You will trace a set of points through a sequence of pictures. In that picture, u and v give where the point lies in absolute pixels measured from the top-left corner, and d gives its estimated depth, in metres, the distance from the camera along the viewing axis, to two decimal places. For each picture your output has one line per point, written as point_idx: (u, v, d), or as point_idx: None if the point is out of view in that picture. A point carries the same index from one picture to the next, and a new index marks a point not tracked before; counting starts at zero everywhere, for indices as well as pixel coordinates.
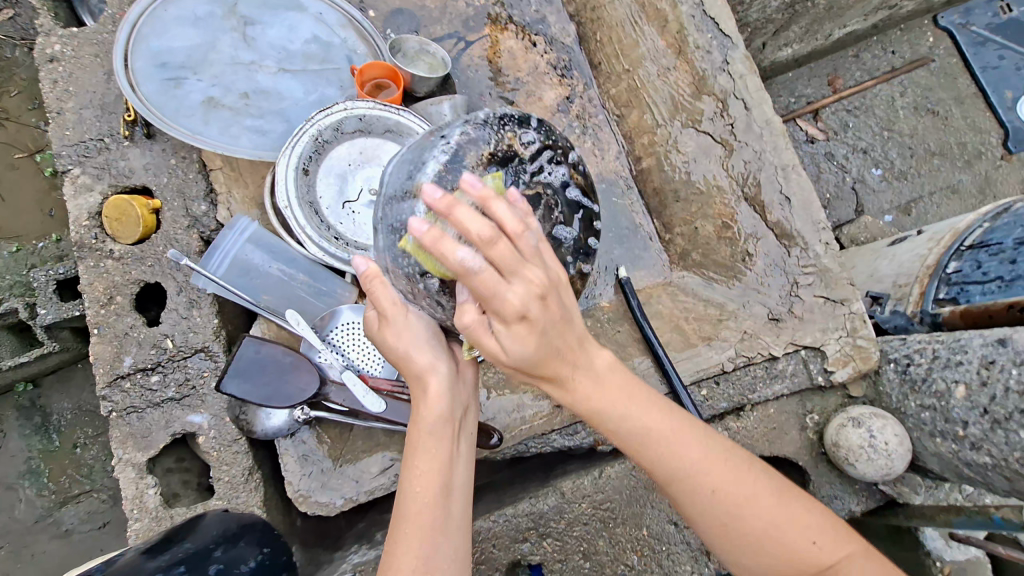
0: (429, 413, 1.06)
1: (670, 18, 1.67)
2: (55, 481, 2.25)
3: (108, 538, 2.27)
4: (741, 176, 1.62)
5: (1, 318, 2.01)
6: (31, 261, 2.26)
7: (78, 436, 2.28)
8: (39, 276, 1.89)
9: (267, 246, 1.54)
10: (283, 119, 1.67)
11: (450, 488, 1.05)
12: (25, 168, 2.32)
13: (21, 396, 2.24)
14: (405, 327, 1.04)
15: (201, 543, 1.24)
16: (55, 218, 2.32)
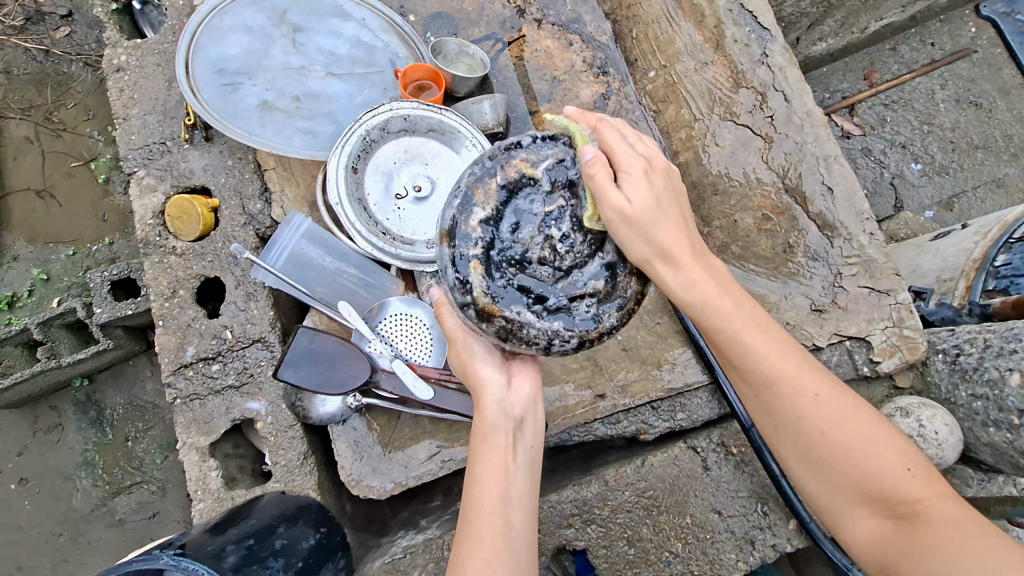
0: (486, 427, 1.13)
1: (707, 14, 1.71)
2: (109, 473, 2.37)
3: (158, 527, 2.37)
4: (781, 167, 1.65)
5: (62, 315, 2.14)
6: (85, 263, 2.41)
7: (129, 430, 2.39)
8: (95, 276, 2.01)
9: (321, 241, 1.62)
10: (332, 121, 1.74)
11: (509, 495, 1.08)
12: (81, 175, 2.47)
13: (78, 391, 2.38)
14: (467, 351, 1.15)
15: (264, 520, 1.31)
16: (108, 223, 2.45)
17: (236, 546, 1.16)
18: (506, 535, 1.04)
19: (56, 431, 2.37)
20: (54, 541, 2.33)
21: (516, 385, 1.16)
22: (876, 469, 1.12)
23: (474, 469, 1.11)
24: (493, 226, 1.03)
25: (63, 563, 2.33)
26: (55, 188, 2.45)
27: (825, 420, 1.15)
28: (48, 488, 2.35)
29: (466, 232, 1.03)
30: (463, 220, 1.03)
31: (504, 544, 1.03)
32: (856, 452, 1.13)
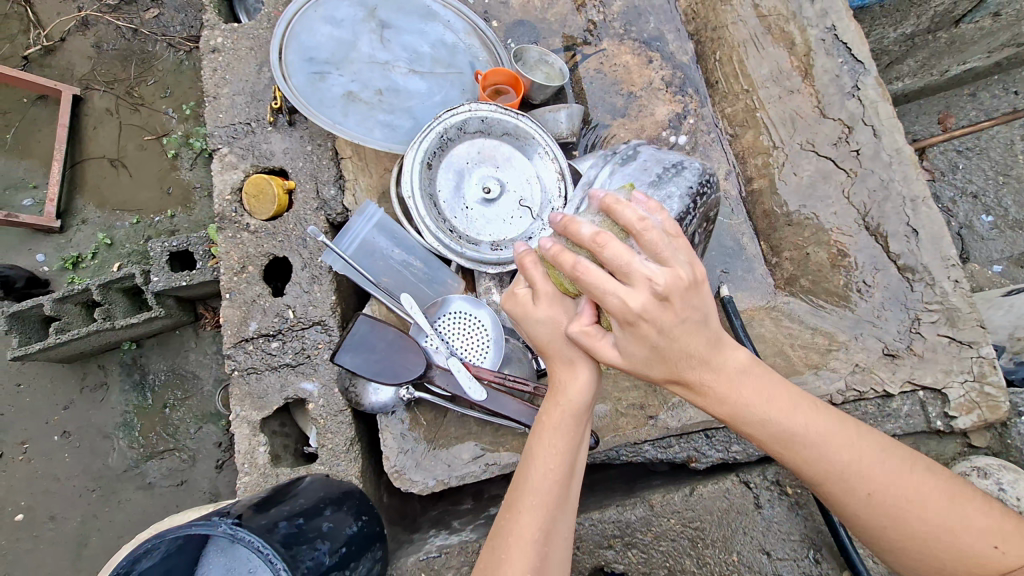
0: (569, 397, 1.09)
1: (798, 40, 1.70)
2: (145, 436, 2.44)
3: (185, 495, 2.41)
4: (862, 205, 1.60)
5: (120, 281, 2.22)
6: (146, 233, 2.51)
7: (168, 397, 2.46)
8: (157, 247, 2.09)
9: (390, 233, 1.64)
10: (411, 116, 1.77)
11: (572, 475, 1.08)
12: (152, 149, 2.57)
13: (125, 354, 2.48)
14: (562, 315, 1.07)
15: (311, 500, 1.32)
16: (172, 196, 2.54)
17: (288, 523, 1.17)
18: (548, 523, 1.04)
19: (101, 390, 2.47)
20: (88, 495, 2.41)
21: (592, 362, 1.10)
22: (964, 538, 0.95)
23: (538, 451, 1.08)
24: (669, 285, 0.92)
25: (93, 519, 2.40)
26: (127, 159, 2.57)
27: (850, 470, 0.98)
28: (89, 444, 2.44)
29: (650, 288, 0.90)
30: (669, 279, 0.91)
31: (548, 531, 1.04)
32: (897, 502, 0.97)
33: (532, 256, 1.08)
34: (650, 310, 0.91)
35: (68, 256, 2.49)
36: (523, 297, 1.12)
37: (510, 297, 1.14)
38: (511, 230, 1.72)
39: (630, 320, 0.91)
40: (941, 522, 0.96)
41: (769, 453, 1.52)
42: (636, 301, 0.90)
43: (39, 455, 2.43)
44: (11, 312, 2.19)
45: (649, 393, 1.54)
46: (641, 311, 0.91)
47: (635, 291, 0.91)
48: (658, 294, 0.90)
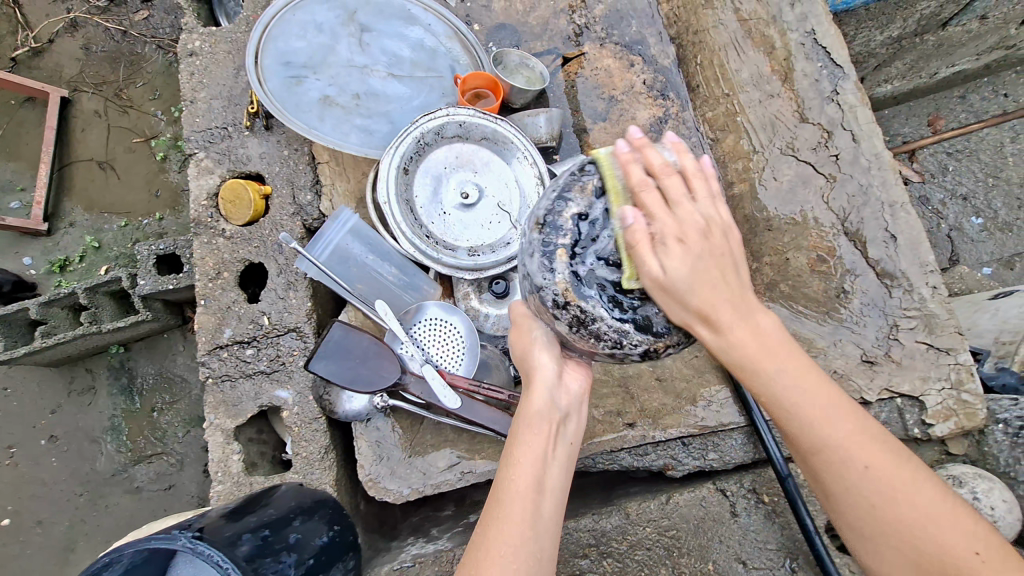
0: (527, 407, 1.05)
1: (778, 44, 1.70)
2: (132, 440, 2.41)
3: (173, 499, 2.40)
4: (841, 210, 1.59)
5: (108, 284, 2.20)
6: (134, 236, 2.49)
7: (155, 401, 2.44)
8: (143, 249, 2.07)
9: (366, 239, 1.62)
10: (389, 121, 1.75)
11: (542, 485, 0.99)
12: (141, 151, 2.56)
13: (113, 357, 2.46)
14: (526, 334, 1.08)
15: (281, 511, 1.30)
16: (160, 199, 2.53)
17: (253, 535, 1.15)
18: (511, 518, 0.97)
19: (87, 394, 2.45)
20: (74, 500, 2.39)
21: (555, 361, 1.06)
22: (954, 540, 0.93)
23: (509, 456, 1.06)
24: (586, 219, 0.96)
25: (79, 523, 2.38)
26: (116, 162, 2.55)
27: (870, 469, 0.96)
28: (74, 448, 2.42)
29: (558, 221, 0.97)
30: (557, 208, 0.99)
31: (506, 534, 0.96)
32: (862, 467, 0.95)
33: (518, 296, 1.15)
34: (549, 240, 0.98)
35: (54, 258, 2.47)
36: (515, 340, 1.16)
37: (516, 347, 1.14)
38: (490, 236, 1.70)
39: (537, 252, 1.00)
40: (929, 510, 0.94)
41: (746, 461, 1.52)
42: (533, 238, 1.01)
43: (24, 460, 2.41)
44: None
45: (626, 400, 1.53)
46: (540, 241, 0.99)
47: (553, 231, 0.98)
48: (550, 224, 0.98)
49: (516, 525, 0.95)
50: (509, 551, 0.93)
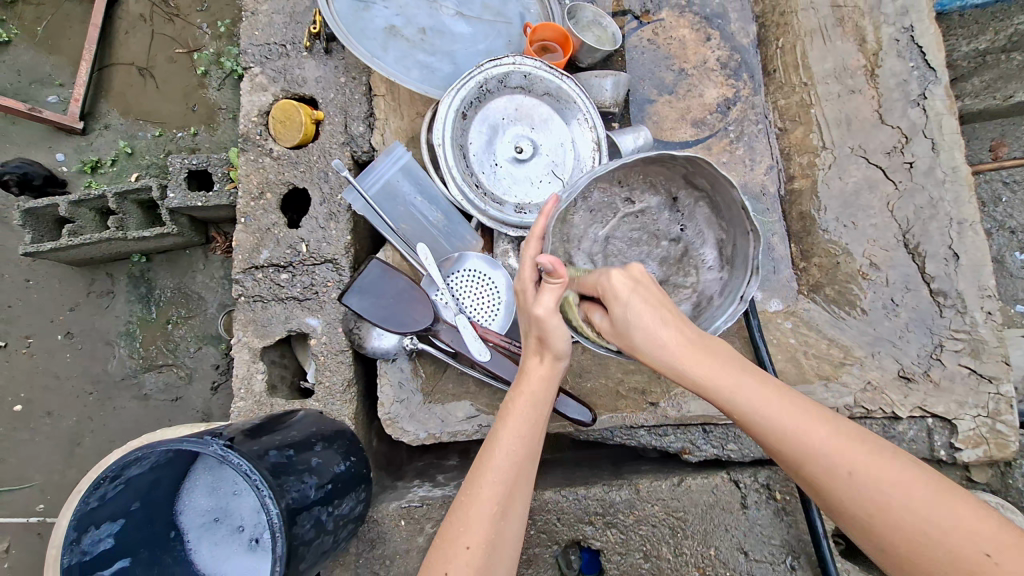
0: (533, 385, 1.12)
1: (869, 38, 1.62)
2: (145, 348, 2.45)
3: (179, 411, 2.44)
4: (905, 220, 1.54)
5: (137, 192, 2.18)
6: (167, 147, 2.46)
7: (172, 314, 2.47)
8: (177, 161, 2.07)
9: (416, 179, 1.59)
10: (452, 61, 1.68)
11: (521, 458, 1.07)
12: (182, 63, 2.50)
13: (134, 266, 2.48)
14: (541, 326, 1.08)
15: (303, 433, 1.32)
16: (197, 114, 2.48)
17: (278, 453, 1.16)
18: (506, 501, 1.05)
19: (106, 298, 2.48)
20: (84, 397, 2.45)
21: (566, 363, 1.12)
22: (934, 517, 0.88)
23: (484, 452, 1.09)
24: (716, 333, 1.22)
25: (86, 421, 2.45)
26: (156, 70, 2.50)
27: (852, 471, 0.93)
28: (90, 347, 2.47)
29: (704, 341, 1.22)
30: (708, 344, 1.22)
31: (503, 540, 1.04)
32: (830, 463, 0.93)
33: (558, 268, 1.04)
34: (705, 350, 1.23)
35: (87, 159, 2.46)
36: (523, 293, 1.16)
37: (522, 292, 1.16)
38: (537, 195, 1.66)
39: None
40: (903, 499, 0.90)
41: (765, 457, 1.48)
42: None
43: (41, 351, 2.47)
44: (24, 208, 2.16)
45: (653, 379, 1.51)
46: None
47: None
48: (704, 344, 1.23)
49: (494, 484, 1.05)
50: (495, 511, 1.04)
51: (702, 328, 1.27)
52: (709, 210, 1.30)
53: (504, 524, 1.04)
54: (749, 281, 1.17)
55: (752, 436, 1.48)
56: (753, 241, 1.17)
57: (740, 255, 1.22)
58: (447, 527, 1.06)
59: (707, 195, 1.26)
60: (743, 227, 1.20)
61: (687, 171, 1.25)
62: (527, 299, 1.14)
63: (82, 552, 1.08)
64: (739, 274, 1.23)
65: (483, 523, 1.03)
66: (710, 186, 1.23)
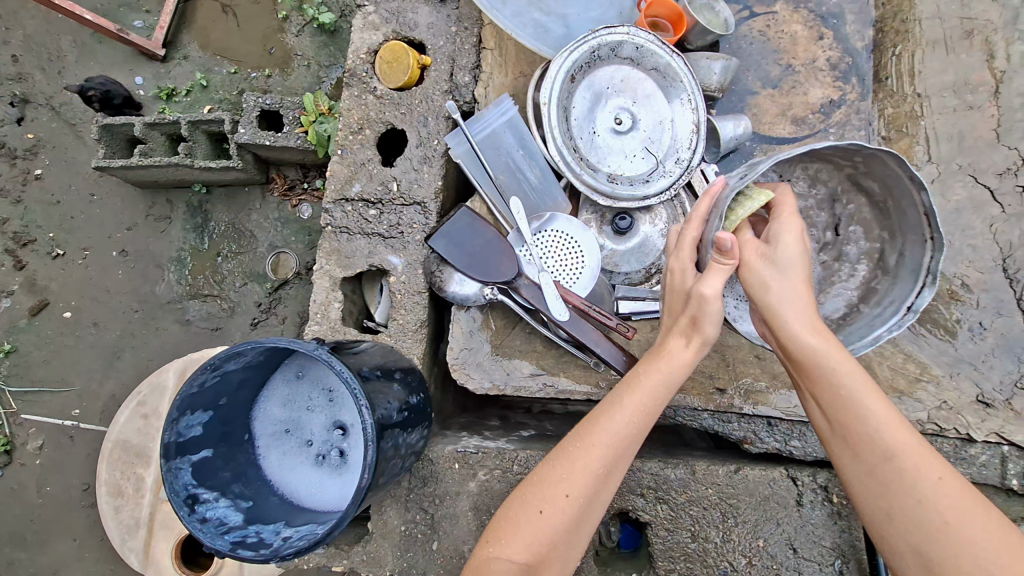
0: (669, 372, 1.09)
1: (998, 53, 1.58)
2: (192, 277, 2.52)
3: (217, 340, 2.50)
4: (1007, 244, 1.50)
5: (209, 123, 2.23)
6: (241, 86, 2.51)
7: (222, 248, 2.52)
8: (251, 99, 2.12)
9: (518, 134, 1.60)
10: (565, 24, 1.68)
11: (633, 436, 1.10)
12: (265, 5, 2.56)
13: (194, 196, 2.55)
14: (699, 305, 1.06)
15: (384, 361, 1.35)
16: (273, 56, 2.52)
17: (368, 371, 1.20)
18: (611, 468, 1.09)
19: (163, 223, 2.56)
20: (130, 315, 2.55)
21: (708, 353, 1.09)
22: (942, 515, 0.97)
23: (604, 418, 1.10)
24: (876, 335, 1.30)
25: (132, 337, 2.54)
26: (239, 9, 2.56)
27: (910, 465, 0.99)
28: (140, 269, 2.55)
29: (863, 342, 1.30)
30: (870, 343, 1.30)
31: (600, 496, 1.10)
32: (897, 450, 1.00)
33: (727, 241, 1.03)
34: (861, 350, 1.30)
35: (163, 86, 2.53)
36: (681, 273, 1.16)
37: (680, 272, 1.15)
38: (630, 168, 1.66)
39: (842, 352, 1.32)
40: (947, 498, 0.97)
41: (828, 459, 1.47)
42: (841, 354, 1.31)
43: (95, 265, 2.56)
44: (102, 122, 2.24)
45: (722, 365, 1.52)
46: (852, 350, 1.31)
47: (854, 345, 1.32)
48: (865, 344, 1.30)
49: (606, 452, 1.08)
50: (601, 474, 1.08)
51: (854, 330, 1.36)
52: (874, 215, 1.39)
53: (603, 486, 1.09)
54: (921, 289, 1.27)
55: None
56: (931, 250, 1.26)
57: (904, 262, 1.32)
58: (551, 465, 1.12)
59: (880, 201, 1.35)
60: (922, 233, 1.28)
61: (856, 170, 1.35)
62: (684, 278, 1.14)
63: (176, 433, 1.15)
64: (904, 282, 1.32)
65: (589, 481, 1.08)
66: (884, 190, 1.32)
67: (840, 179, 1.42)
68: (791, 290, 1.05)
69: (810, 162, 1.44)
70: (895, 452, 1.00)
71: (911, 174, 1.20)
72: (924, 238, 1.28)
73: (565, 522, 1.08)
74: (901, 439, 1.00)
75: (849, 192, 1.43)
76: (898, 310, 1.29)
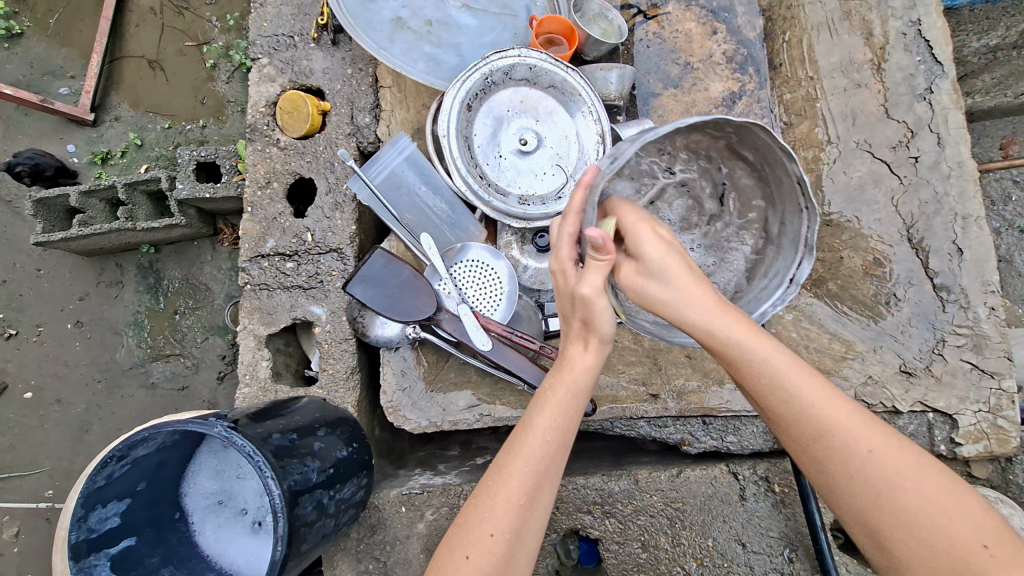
0: (575, 377, 1.05)
1: (877, 31, 1.61)
2: (153, 337, 2.48)
3: (185, 400, 2.47)
4: (910, 215, 1.53)
5: (146, 183, 2.20)
6: (177, 139, 2.48)
7: (179, 304, 2.49)
8: (185, 154, 2.08)
9: (420, 169, 1.61)
10: (458, 54, 1.69)
11: (550, 453, 1.03)
12: (191, 56, 2.53)
13: (143, 256, 2.51)
14: (585, 308, 0.98)
15: (307, 418, 1.33)
16: (206, 106, 2.50)
17: (281, 436, 1.19)
18: (533, 494, 1.02)
19: (115, 288, 2.51)
20: (93, 385, 2.49)
21: (610, 350, 1.04)
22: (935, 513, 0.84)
23: (515, 441, 1.05)
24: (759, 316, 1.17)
25: (95, 409, 2.48)
26: (165, 62, 2.53)
27: (873, 453, 0.89)
28: (98, 336, 2.50)
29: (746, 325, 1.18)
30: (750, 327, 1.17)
31: (527, 530, 1.02)
32: (850, 440, 0.90)
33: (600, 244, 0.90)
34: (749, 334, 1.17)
35: (97, 150, 2.49)
36: (567, 270, 1.03)
37: (561, 275, 1.05)
38: (541, 186, 1.67)
39: None
40: (925, 491, 0.85)
41: (765, 449, 1.50)
42: None
43: (51, 339, 2.50)
44: (37, 197, 2.20)
45: (653, 371, 1.53)
46: None
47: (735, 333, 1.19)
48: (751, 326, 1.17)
49: (522, 476, 1.01)
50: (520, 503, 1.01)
51: (742, 309, 1.22)
52: (755, 181, 1.21)
53: (529, 514, 1.01)
54: (801, 260, 1.13)
55: (751, 428, 1.50)
56: (808, 221, 1.11)
57: (786, 230, 1.17)
58: (472, 500, 1.05)
59: (757, 168, 1.17)
60: (804, 195, 1.09)
61: (733, 140, 1.15)
62: (567, 281, 1.04)
63: (87, 529, 1.11)
64: (786, 253, 1.18)
65: (508, 514, 1.00)
66: (760, 159, 1.13)
67: (714, 147, 1.21)
68: (682, 293, 0.92)
69: (690, 135, 1.19)
70: (829, 432, 0.91)
71: (783, 150, 1.03)
72: (806, 207, 1.10)
73: (494, 565, 0.99)
74: (833, 415, 0.91)
75: (727, 161, 1.23)
76: (782, 283, 1.15)
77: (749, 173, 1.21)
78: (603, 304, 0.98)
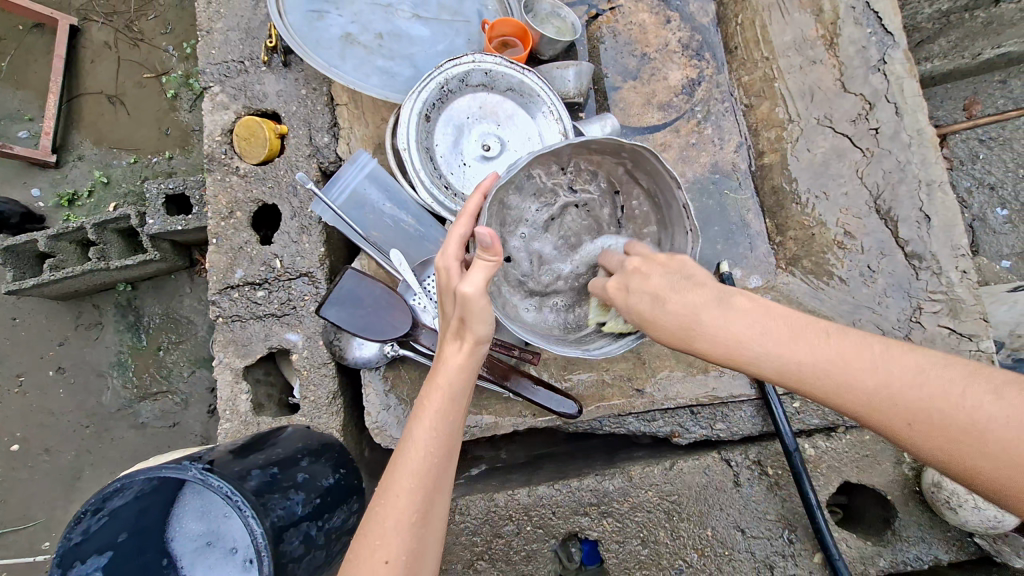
0: (450, 376, 1.05)
1: (826, 8, 1.62)
2: (138, 377, 2.43)
3: (179, 437, 2.43)
4: (876, 186, 1.54)
5: (117, 221, 2.15)
6: (143, 173, 2.43)
7: (162, 340, 2.44)
8: (153, 188, 2.03)
9: (383, 185, 1.58)
10: (412, 64, 1.67)
11: (436, 457, 1.02)
12: (151, 88, 2.48)
13: (120, 295, 2.45)
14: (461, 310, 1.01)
15: (289, 450, 1.31)
16: (170, 137, 2.45)
17: (261, 472, 1.16)
18: (425, 508, 0.99)
19: (95, 329, 2.46)
20: (81, 431, 2.43)
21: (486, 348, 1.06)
22: (918, 387, 0.90)
23: (398, 455, 1.02)
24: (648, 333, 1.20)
25: (86, 454, 2.43)
26: (126, 97, 2.48)
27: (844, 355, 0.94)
28: (82, 381, 2.45)
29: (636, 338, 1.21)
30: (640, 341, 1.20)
31: (427, 541, 0.99)
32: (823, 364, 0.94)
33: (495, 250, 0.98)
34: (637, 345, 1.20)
35: (63, 192, 2.43)
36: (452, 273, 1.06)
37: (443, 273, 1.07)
38: None
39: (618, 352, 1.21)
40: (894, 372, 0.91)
41: (754, 433, 1.50)
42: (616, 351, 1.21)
43: (34, 389, 2.44)
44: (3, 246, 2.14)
45: (637, 366, 1.50)
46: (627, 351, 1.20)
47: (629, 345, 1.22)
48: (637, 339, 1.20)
49: (409, 488, 0.99)
50: (413, 517, 0.98)
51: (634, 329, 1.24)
52: (650, 207, 1.32)
53: (425, 523, 0.99)
54: None
55: (739, 413, 1.50)
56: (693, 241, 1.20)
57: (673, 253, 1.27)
58: (359, 531, 0.99)
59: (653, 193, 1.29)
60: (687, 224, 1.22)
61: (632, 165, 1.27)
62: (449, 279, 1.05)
63: None
64: None
65: (400, 535, 0.96)
66: (652, 182, 1.25)
67: (613, 172, 1.32)
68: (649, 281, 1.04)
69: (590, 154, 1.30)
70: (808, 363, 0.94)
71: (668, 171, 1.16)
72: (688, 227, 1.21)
73: None
74: (795, 344, 0.96)
75: (624, 185, 1.33)
76: None
77: (645, 202, 1.32)
78: (483, 307, 1.00)
